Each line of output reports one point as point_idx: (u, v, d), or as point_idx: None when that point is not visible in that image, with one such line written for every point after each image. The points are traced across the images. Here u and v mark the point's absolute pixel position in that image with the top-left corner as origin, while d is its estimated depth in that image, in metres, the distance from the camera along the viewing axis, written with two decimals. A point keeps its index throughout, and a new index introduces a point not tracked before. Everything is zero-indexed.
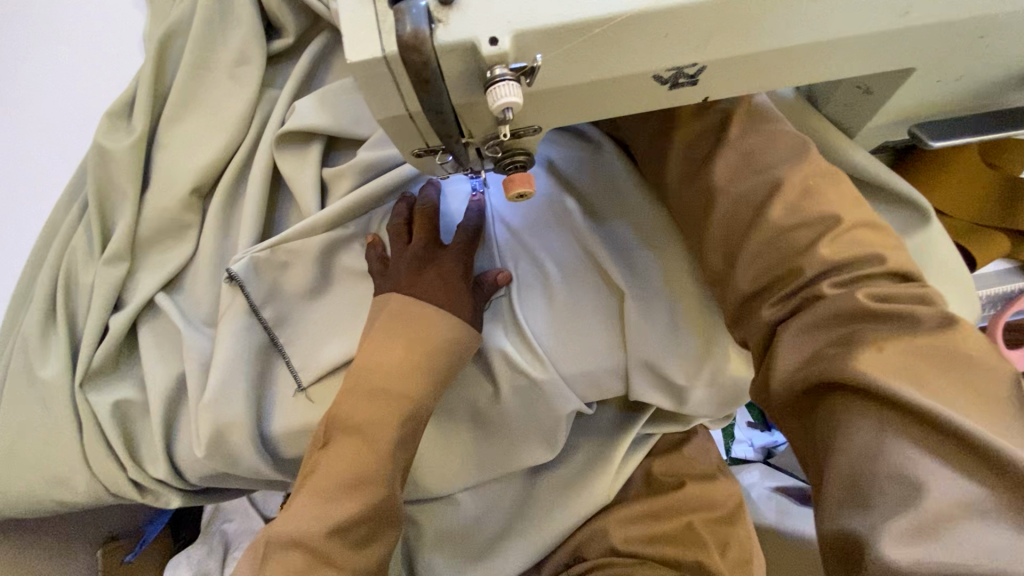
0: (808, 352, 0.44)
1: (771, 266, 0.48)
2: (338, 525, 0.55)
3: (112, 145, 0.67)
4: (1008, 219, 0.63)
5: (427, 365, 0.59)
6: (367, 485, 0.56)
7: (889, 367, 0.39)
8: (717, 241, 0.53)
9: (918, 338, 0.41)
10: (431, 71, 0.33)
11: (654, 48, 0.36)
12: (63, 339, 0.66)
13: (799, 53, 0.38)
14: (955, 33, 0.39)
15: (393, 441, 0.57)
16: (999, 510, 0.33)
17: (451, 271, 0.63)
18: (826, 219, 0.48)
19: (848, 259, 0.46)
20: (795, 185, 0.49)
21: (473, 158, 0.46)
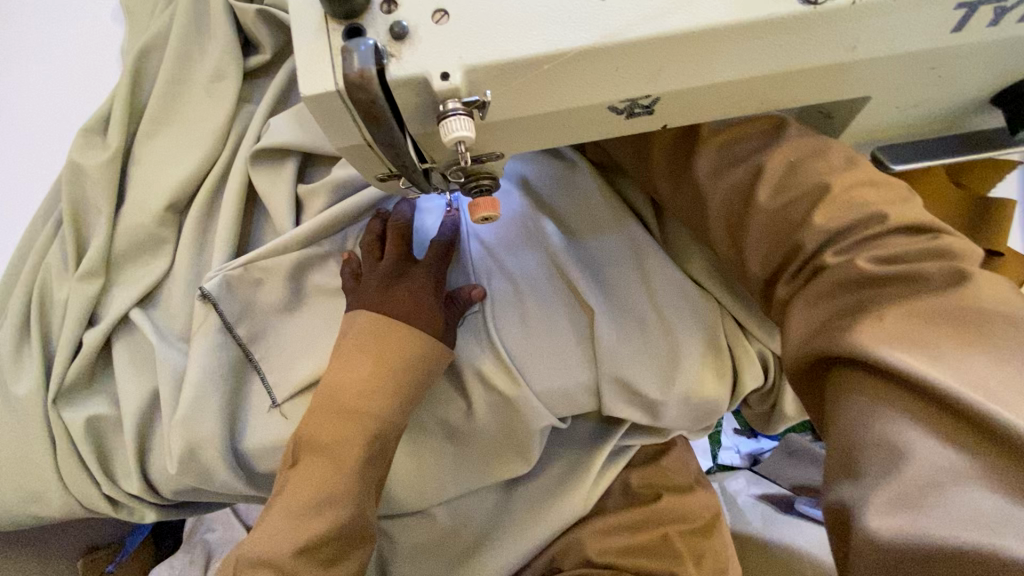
0: (814, 325, 0.43)
1: (776, 246, 0.48)
2: (307, 543, 0.55)
3: (86, 161, 0.67)
4: (982, 240, 0.62)
5: (395, 383, 0.59)
6: (335, 503, 0.57)
7: (888, 336, 0.38)
8: (721, 232, 0.52)
9: (925, 301, 0.39)
10: (380, 107, 0.33)
11: (605, 82, 0.36)
12: (37, 354, 0.66)
13: (752, 85, 0.39)
14: (906, 66, 0.40)
15: (360, 459, 0.58)
16: (998, 480, 0.30)
17: (422, 287, 0.63)
18: (819, 191, 0.46)
19: (849, 224, 0.44)
20: (788, 163, 0.48)
21: (437, 182, 0.47)
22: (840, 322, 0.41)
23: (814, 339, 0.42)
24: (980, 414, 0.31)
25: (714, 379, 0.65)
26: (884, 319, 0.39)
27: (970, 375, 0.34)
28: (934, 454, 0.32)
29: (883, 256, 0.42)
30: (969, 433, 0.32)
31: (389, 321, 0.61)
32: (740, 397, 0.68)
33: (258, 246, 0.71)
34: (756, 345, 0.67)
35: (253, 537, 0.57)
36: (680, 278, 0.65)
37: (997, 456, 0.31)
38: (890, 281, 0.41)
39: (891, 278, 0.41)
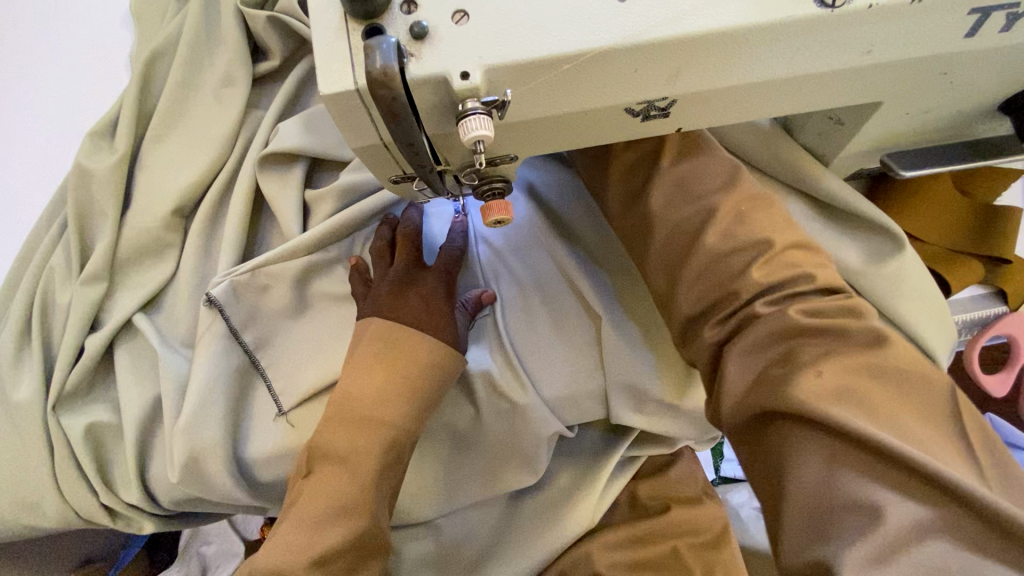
0: (753, 376, 0.43)
1: (711, 289, 0.48)
2: (320, 555, 0.54)
3: (93, 165, 0.67)
4: (987, 248, 0.63)
5: (409, 393, 0.59)
6: (347, 515, 0.56)
7: (832, 392, 0.39)
8: (658, 263, 0.52)
9: (852, 353, 0.41)
10: (401, 105, 0.32)
11: (623, 83, 0.37)
12: (36, 359, 0.65)
13: (766, 88, 0.39)
14: (921, 71, 0.40)
15: (375, 468, 0.57)
16: (942, 528, 0.34)
17: (432, 293, 0.63)
18: (761, 240, 0.47)
19: (782, 277, 0.46)
20: (727, 207, 0.50)
21: (450, 184, 0.47)
22: (781, 374, 0.41)
23: (754, 389, 0.43)
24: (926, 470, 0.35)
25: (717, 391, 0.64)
26: (823, 374, 0.40)
27: (905, 432, 0.37)
28: (893, 513, 0.35)
29: (811, 312, 0.44)
30: (915, 485, 0.35)
31: (401, 328, 0.60)
32: None
33: (264, 251, 0.70)
34: None
35: (265, 551, 0.56)
36: None
37: (939, 505, 0.35)
38: (819, 336, 0.42)
39: (821, 333, 0.42)
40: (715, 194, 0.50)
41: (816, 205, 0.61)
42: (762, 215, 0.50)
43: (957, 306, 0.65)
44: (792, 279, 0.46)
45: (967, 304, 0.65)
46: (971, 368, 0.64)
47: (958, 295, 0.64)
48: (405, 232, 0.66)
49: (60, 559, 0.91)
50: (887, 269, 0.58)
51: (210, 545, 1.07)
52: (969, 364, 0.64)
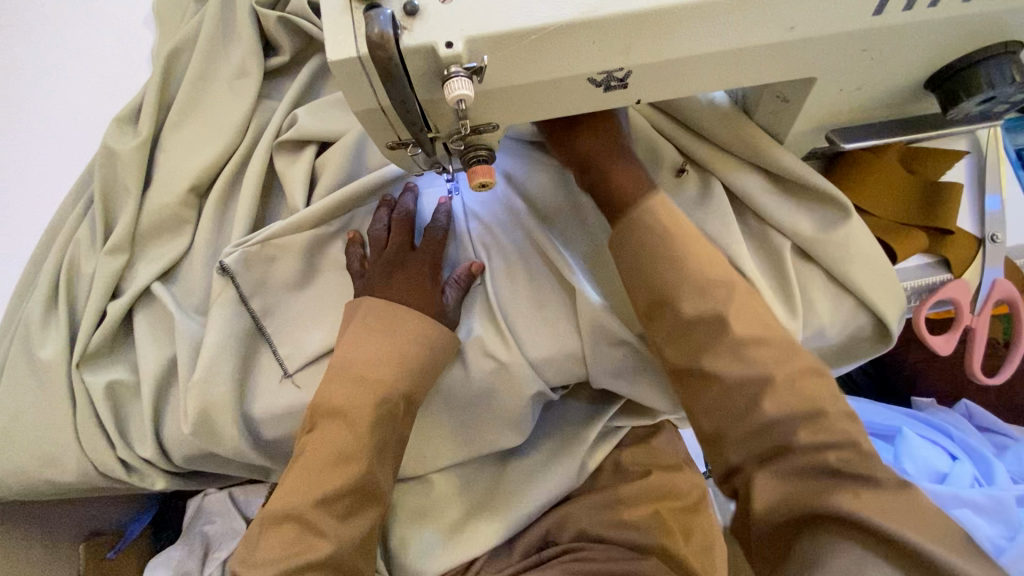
0: (744, 463, 0.49)
1: (691, 372, 0.53)
2: (325, 495, 0.59)
3: (119, 148, 0.74)
4: (929, 220, 0.69)
5: (400, 355, 0.64)
6: (348, 461, 0.61)
7: (813, 467, 0.46)
8: (667, 333, 0.55)
9: (823, 427, 0.47)
10: (395, 65, 0.40)
11: (585, 54, 0.43)
12: (62, 323, 0.71)
13: (708, 60, 0.45)
14: (842, 46, 0.47)
15: (370, 421, 0.62)
16: None
17: (419, 273, 0.69)
18: (756, 333, 0.52)
19: (780, 358, 0.51)
20: (728, 293, 0.54)
21: (441, 151, 0.53)
22: (767, 455, 0.48)
23: (746, 465, 0.49)
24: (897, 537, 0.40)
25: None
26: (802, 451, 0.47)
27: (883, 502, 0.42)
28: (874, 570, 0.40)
29: (803, 401, 0.49)
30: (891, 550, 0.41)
31: (390, 303, 0.66)
32: None
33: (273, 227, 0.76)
34: None
35: (275, 495, 0.61)
36: None
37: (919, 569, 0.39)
38: (816, 417, 0.48)
39: (813, 419, 0.48)
40: (706, 265, 0.55)
41: (772, 178, 0.68)
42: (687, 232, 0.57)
43: (905, 274, 0.71)
44: (796, 372, 0.50)
45: (914, 272, 0.71)
46: (920, 330, 0.68)
47: (904, 263, 0.71)
48: (399, 219, 0.72)
49: (66, 529, 0.95)
50: (835, 234, 0.65)
51: (212, 524, 1.03)
52: (918, 328, 0.69)
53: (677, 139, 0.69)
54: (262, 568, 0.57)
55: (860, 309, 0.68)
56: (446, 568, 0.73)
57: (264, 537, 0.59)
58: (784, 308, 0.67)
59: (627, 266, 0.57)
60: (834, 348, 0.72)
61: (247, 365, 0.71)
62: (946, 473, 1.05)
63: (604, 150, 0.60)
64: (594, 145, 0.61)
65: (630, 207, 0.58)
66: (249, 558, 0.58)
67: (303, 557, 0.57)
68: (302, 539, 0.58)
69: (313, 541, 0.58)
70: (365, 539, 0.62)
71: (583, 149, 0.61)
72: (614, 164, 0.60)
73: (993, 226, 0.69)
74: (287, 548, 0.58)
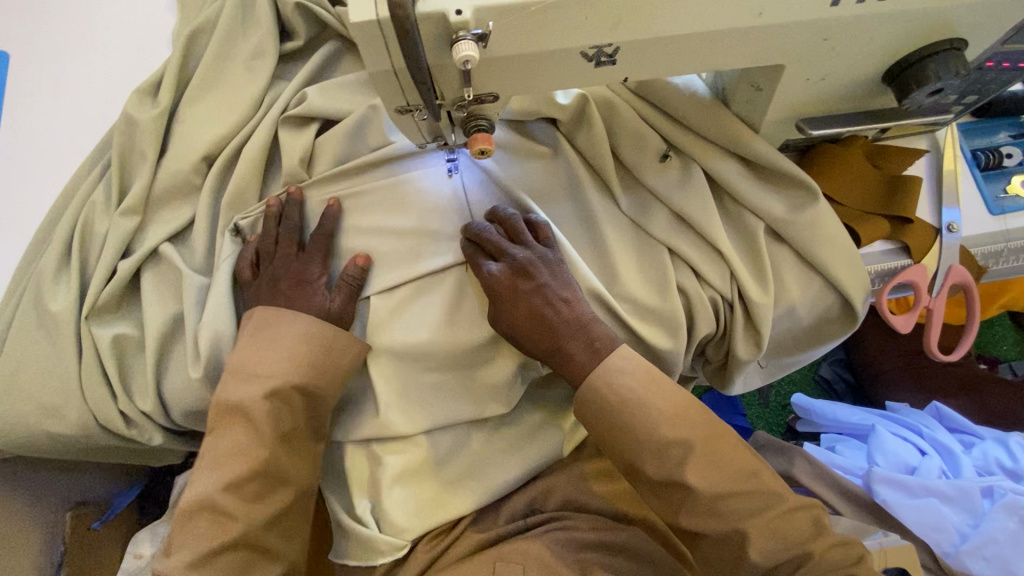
0: (671, 504, 0.62)
1: (618, 458, 0.65)
2: (231, 483, 0.64)
3: (138, 116, 0.78)
4: (891, 207, 0.75)
5: (291, 350, 0.68)
6: (250, 450, 0.65)
7: (714, 496, 0.60)
8: (593, 425, 0.66)
9: (713, 460, 0.61)
10: (410, 23, 0.46)
11: (578, 29, 0.49)
12: (74, 278, 0.74)
13: (685, 41, 0.52)
14: (803, 34, 0.53)
15: (267, 413, 0.66)
16: (765, 537, 0.59)
17: (317, 278, 0.72)
18: (679, 409, 0.63)
19: (754, 508, 0.60)
20: (685, 450, 0.61)
21: (445, 120, 0.58)
22: (682, 495, 0.61)
23: (672, 503, 0.62)
24: (746, 511, 0.60)
25: (664, 332, 0.74)
26: (703, 481, 0.60)
27: (752, 496, 0.60)
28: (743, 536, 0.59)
29: (782, 543, 0.59)
30: (754, 524, 0.59)
31: (279, 309, 0.70)
32: (695, 343, 0.77)
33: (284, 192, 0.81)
34: (706, 291, 0.74)
35: (188, 489, 0.65)
36: (644, 236, 0.76)
37: (764, 527, 0.59)
38: (746, 479, 0.61)
39: (747, 492, 0.61)
40: (663, 429, 0.62)
41: (748, 166, 0.74)
42: (565, 324, 0.67)
43: (869, 259, 0.77)
44: (715, 438, 0.62)
45: (878, 258, 0.77)
46: (883, 311, 0.75)
47: (868, 248, 0.76)
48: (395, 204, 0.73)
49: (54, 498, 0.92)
50: (806, 215, 0.71)
51: None
52: (880, 310, 0.76)
53: (660, 127, 0.74)
54: (177, 560, 0.62)
55: (828, 289, 0.74)
56: (432, 527, 0.75)
57: (179, 530, 0.64)
58: (757, 285, 0.73)
59: (534, 350, 0.68)
60: (802, 330, 0.78)
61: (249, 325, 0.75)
62: (914, 465, 1.00)
63: (505, 287, 0.68)
64: (501, 309, 0.68)
65: (590, 399, 0.65)
66: (166, 551, 0.64)
67: (215, 542, 0.62)
68: (215, 527, 0.63)
69: (223, 526, 0.63)
70: (275, 520, 0.67)
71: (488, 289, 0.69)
72: (558, 341, 0.67)
73: (949, 218, 0.75)
74: (200, 539, 0.62)
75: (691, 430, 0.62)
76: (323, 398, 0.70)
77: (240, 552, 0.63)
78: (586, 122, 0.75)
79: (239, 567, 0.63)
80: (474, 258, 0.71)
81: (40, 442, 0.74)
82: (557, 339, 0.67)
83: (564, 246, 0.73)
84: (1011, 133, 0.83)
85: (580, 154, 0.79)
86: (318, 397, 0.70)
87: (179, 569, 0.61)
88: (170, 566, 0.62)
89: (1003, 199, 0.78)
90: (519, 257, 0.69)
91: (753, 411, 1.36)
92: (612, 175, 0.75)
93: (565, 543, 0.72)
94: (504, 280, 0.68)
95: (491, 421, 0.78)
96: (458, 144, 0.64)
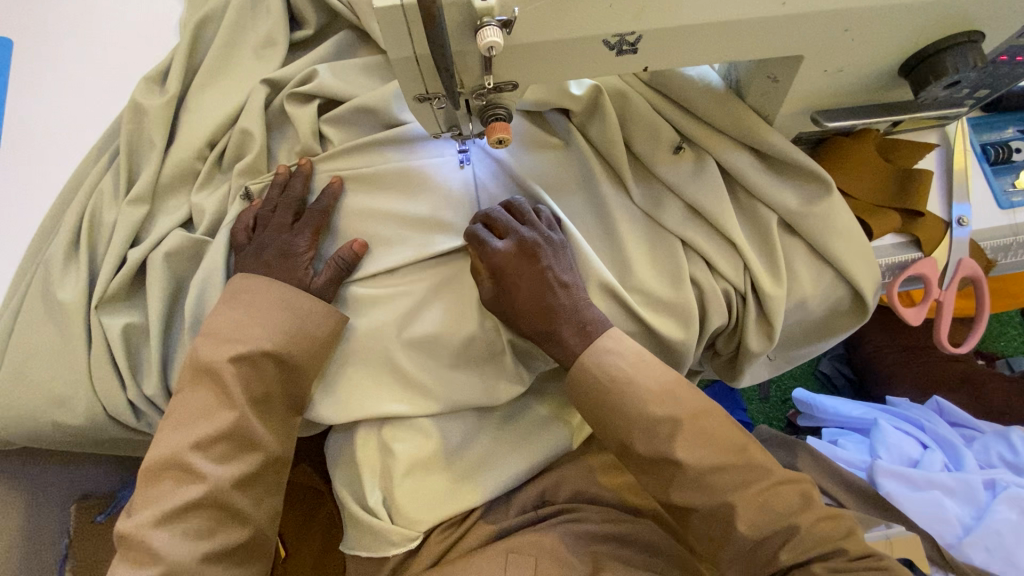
0: (662, 481, 0.62)
1: (608, 438, 0.65)
2: (198, 440, 0.64)
3: (146, 104, 0.78)
4: (901, 201, 0.75)
5: (267, 315, 0.68)
6: (220, 410, 0.65)
7: (701, 470, 0.60)
8: (586, 408, 0.67)
9: (700, 435, 0.62)
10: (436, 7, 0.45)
11: (603, 16, 0.49)
12: (83, 267, 0.74)
13: (708, 30, 0.52)
14: (824, 24, 0.53)
15: (233, 376, 0.66)
16: (755, 511, 0.59)
17: (300, 251, 0.71)
18: (667, 388, 0.64)
19: (742, 482, 0.60)
20: (673, 426, 0.62)
21: (463, 109, 0.58)
22: (670, 470, 0.61)
23: (662, 479, 0.62)
24: (734, 484, 0.60)
25: (676, 324, 0.75)
26: (690, 456, 0.61)
27: (739, 470, 0.61)
28: (730, 507, 0.59)
29: (770, 516, 0.59)
30: (742, 497, 0.59)
31: (259, 279, 0.70)
32: (706, 335, 0.77)
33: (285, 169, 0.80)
34: (719, 282, 0.75)
35: (153, 447, 0.64)
36: (657, 227, 0.76)
37: (753, 500, 0.59)
38: (735, 454, 0.61)
39: (736, 465, 0.61)
40: (650, 408, 0.62)
41: (760, 157, 0.74)
42: (568, 311, 0.68)
43: (880, 251, 0.77)
44: (703, 417, 0.63)
45: (889, 250, 0.77)
46: (894, 303, 0.75)
47: (879, 241, 0.77)
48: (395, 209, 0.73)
49: (58, 490, 0.91)
50: (819, 206, 0.72)
51: None
52: (891, 302, 0.76)
53: (673, 118, 0.74)
54: (139, 519, 0.61)
55: (840, 282, 0.74)
56: (443, 519, 0.74)
57: (143, 489, 0.63)
58: (769, 277, 0.73)
59: (534, 331, 0.68)
60: (812, 323, 0.78)
61: None
62: (917, 459, 1.02)
63: (511, 266, 0.68)
64: (506, 288, 0.68)
65: (592, 385, 0.65)
66: (130, 513, 0.63)
67: (180, 499, 0.61)
68: (180, 485, 0.63)
69: (189, 483, 0.63)
70: (246, 481, 0.65)
71: (492, 268, 0.69)
72: (558, 324, 0.67)
73: (959, 212, 0.76)
74: (163, 496, 0.62)
75: (677, 407, 0.63)
76: (299, 367, 0.69)
77: (206, 512, 0.62)
78: (601, 112, 0.75)
79: (203, 528, 0.62)
80: (476, 235, 0.69)
81: (49, 433, 0.73)
82: (553, 323, 0.68)
83: (567, 228, 0.74)
84: (1020, 128, 0.83)
85: (592, 145, 0.78)
86: (295, 367, 0.69)
87: (141, 525, 0.61)
88: (130, 525, 0.61)
89: (1011, 192, 0.79)
90: (527, 238, 0.68)
91: (754, 405, 1.36)
92: (625, 167, 0.75)
93: (578, 535, 0.72)
94: (511, 259, 0.68)
95: (502, 412, 0.78)
96: (473, 134, 0.64)
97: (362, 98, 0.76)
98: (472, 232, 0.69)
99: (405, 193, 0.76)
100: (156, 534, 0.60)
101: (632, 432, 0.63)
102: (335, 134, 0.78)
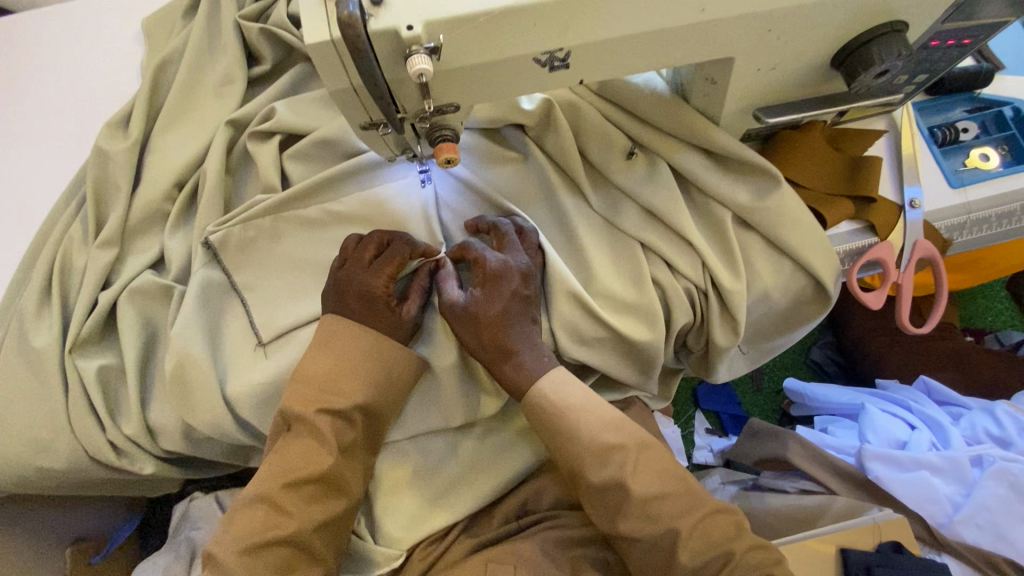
0: (613, 507, 0.63)
1: (563, 468, 0.67)
2: (292, 481, 0.64)
3: (110, 148, 0.80)
4: (853, 189, 0.77)
5: (359, 365, 0.68)
6: (314, 458, 0.65)
7: (650, 495, 0.61)
8: (545, 436, 0.67)
9: (646, 463, 0.63)
10: (361, 41, 0.47)
11: (528, 38, 0.51)
12: (55, 314, 0.75)
13: (634, 40, 0.53)
14: (746, 26, 0.55)
15: (332, 428, 0.66)
16: (698, 539, 0.59)
17: (385, 287, 0.70)
18: (613, 419, 0.65)
19: (685, 509, 0.61)
20: (623, 455, 0.63)
21: (410, 133, 0.60)
22: (619, 500, 0.62)
23: (613, 509, 0.63)
24: (676, 513, 0.60)
25: (642, 325, 0.76)
26: (639, 482, 0.61)
27: (682, 498, 0.61)
28: (671, 536, 0.59)
29: (711, 543, 0.59)
30: (684, 529, 0.59)
31: (346, 321, 0.70)
32: (673, 334, 0.78)
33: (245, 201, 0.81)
34: (680, 282, 0.76)
35: (252, 479, 0.66)
36: (616, 232, 0.78)
37: (696, 528, 0.60)
38: (675, 483, 0.62)
39: (679, 492, 0.62)
40: (599, 437, 0.64)
41: (711, 157, 0.76)
42: (525, 332, 0.69)
43: (837, 239, 0.79)
44: (647, 446, 0.64)
45: (847, 237, 0.79)
46: (854, 289, 0.76)
47: (835, 229, 0.78)
48: (375, 234, 0.73)
49: (61, 531, 0.92)
50: (770, 200, 0.73)
51: (199, 530, 0.94)
52: (851, 288, 0.77)
53: (624, 125, 0.76)
54: (227, 544, 0.62)
55: (799, 272, 0.76)
56: (424, 536, 0.74)
57: (236, 516, 0.64)
58: (728, 273, 0.75)
59: (490, 354, 0.68)
60: (779, 314, 0.80)
61: (219, 342, 0.75)
62: (905, 440, 1.02)
63: (498, 280, 0.69)
64: (484, 295, 0.68)
65: (550, 407, 0.66)
66: (220, 535, 0.63)
67: (267, 533, 0.62)
68: (268, 520, 0.63)
69: (280, 520, 0.63)
70: (327, 524, 0.66)
71: (478, 278, 0.70)
72: (519, 349, 0.68)
73: (911, 195, 0.77)
74: (255, 528, 0.62)
75: (614, 433, 0.64)
76: (383, 414, 0.71)
77: (287, 549, 0.62)
78: (552, 125, 0.77)
79: (284, 564, 0.62)
80: (472, 245, 0.72)
81: (33, 480, 0.74)
82: (517, 347, 0.68)
83: (549, 253, 0.74)
84: (967, 108, 0.85)
85: (549, 156, 0.80)
86: (382, 414, 0.71)
87: (230, 553, 0.61)
88: (221, 549, 0.62)
89: (963, 171, 0.80)
90: (523, 266, 0.70)
91: (747, 399, 1.35)
92: (581, 175, 0.76)
93: (558, 542, 0.72)
94: (493, 271, 0.69)
95: (479, 426, 0.79)
96: (426, 155, 0.65)
97: (318, 129, 0.78)
98: (467, 243, 0.72)
99: (373, 216, 0.77)
100: (244, 565, 0.60)
101: (597, 437, 0.64)
102: (297, 167, 0.79)
